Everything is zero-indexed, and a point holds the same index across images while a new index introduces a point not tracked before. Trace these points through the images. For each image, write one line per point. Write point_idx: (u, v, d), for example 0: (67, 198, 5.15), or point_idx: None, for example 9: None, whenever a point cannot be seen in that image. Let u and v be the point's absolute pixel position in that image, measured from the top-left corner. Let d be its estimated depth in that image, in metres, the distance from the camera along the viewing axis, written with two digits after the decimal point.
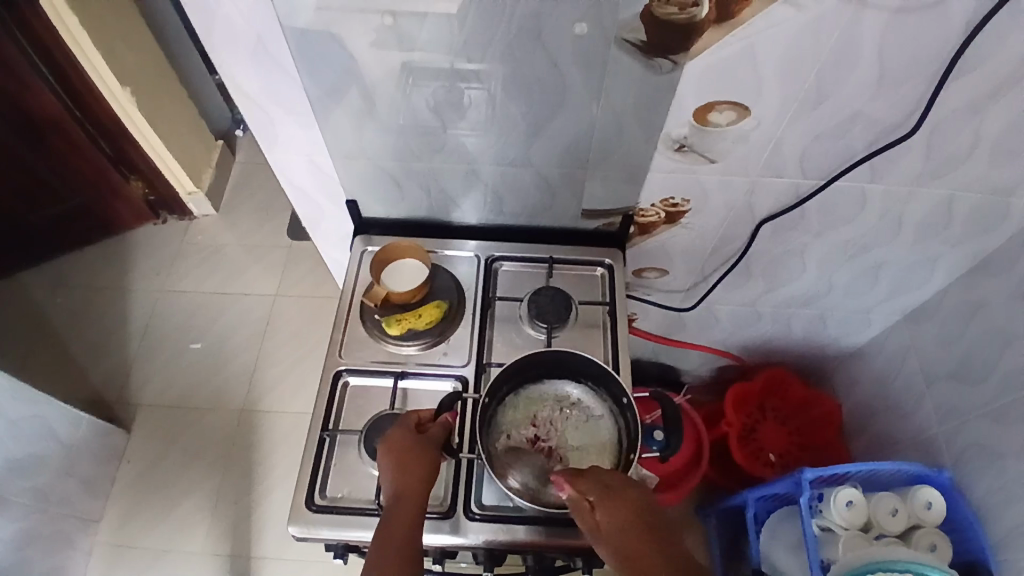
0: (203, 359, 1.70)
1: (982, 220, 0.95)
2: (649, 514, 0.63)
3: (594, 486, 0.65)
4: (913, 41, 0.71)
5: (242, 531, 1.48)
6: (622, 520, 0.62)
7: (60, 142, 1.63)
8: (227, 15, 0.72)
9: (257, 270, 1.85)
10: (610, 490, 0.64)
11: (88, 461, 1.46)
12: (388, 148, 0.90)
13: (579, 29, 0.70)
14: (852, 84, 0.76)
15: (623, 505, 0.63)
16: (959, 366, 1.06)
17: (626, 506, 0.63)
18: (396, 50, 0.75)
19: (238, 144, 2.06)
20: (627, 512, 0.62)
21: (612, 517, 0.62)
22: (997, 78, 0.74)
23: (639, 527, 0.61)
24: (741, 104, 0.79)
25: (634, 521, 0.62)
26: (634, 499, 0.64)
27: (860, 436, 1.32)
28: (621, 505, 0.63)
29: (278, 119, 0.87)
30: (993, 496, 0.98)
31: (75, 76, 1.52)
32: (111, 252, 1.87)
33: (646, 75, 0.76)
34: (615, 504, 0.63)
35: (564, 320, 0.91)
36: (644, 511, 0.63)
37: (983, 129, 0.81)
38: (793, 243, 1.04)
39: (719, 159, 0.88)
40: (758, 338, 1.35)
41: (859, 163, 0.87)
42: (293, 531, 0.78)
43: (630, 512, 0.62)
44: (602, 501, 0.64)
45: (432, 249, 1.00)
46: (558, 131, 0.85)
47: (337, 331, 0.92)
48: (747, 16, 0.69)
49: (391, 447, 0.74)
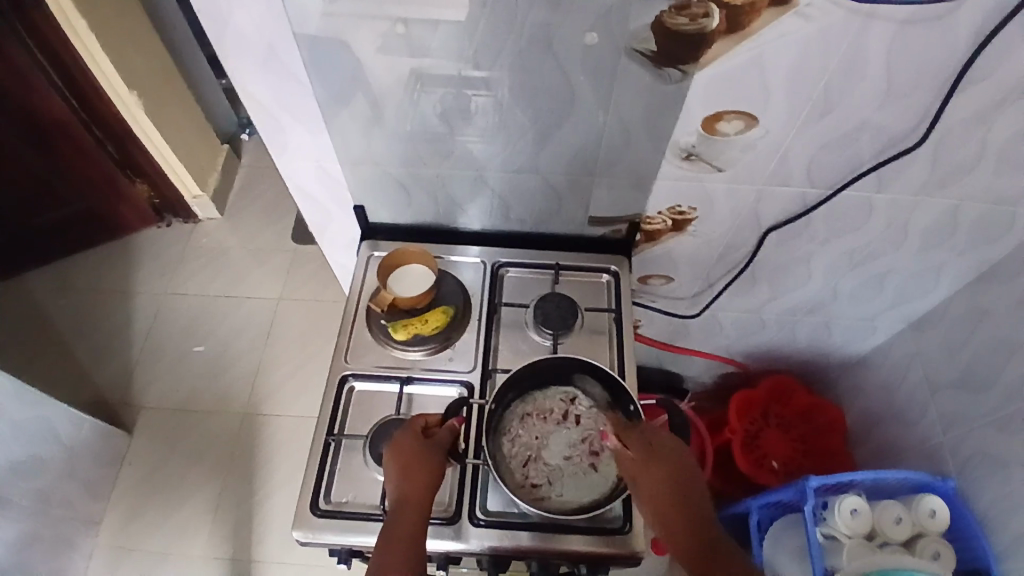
0: (205, 362, 1.70)
1: (988, 230, 0.95)
2: (682, 479, 0.69)
3: (638, 444, 0.72)
4: (922, 54, 0.71)
5: (244, 534, 1.48)
6: (657, 479, 0.68)
7: (65, 143, 1.63)
8: (238, 21, 0.73)
9: (261, 273, 1.85)
10: (652, 451, 0.71)
11: (90, 464, 1.46)
12: (396, 153, 0.90)
13: (589, 38, 0.71)
14: (860, 95, 0.77)
15: (660, 467, 0.69)
16: (963, 376, 1.07)
17: (665, 468, 0.69)
18: (405, 57, 0.75)
19: (244, 147, 2.07)
20: (663, 476, 0.69)
21: (649, 475, 0.69)
22: (1003, 90, 0.75)
23: (671, 489, 0.68)
24: (749, 113, 0.79)
25: (668, 484, 0.68)
26: (671, 461, 0.70)
27: (863, 445, 1.32)
28: (658, 468, 0.69)
29: (286, 124, 0.87)
30: (998, 505, 0.98)
31: (84, 80, 1.52)
32: (115, 254, 1.87)
33: (654, 85, 0.76)
34: (654, 465, 0.69)
35: (570, 326, 0.91)
36: (679, 474, 0.69)
37: (989, 141, 0.81)
38: (798, 252, 1.05)
39: (726, 167, 0.88)
40: (762, 346, 1.35)
41: (865, 173, 0.87)
42: (298, 536, 0.78)
43: (666, 474, 0.69)
44: (644, 459, 0.70)
45: (438, 255, 1.00)
46: (566, 139, 0.85)
47: (343, 336, 0.92)
48: (757, 27, 0.69)
49: (398, 453, 0.74)
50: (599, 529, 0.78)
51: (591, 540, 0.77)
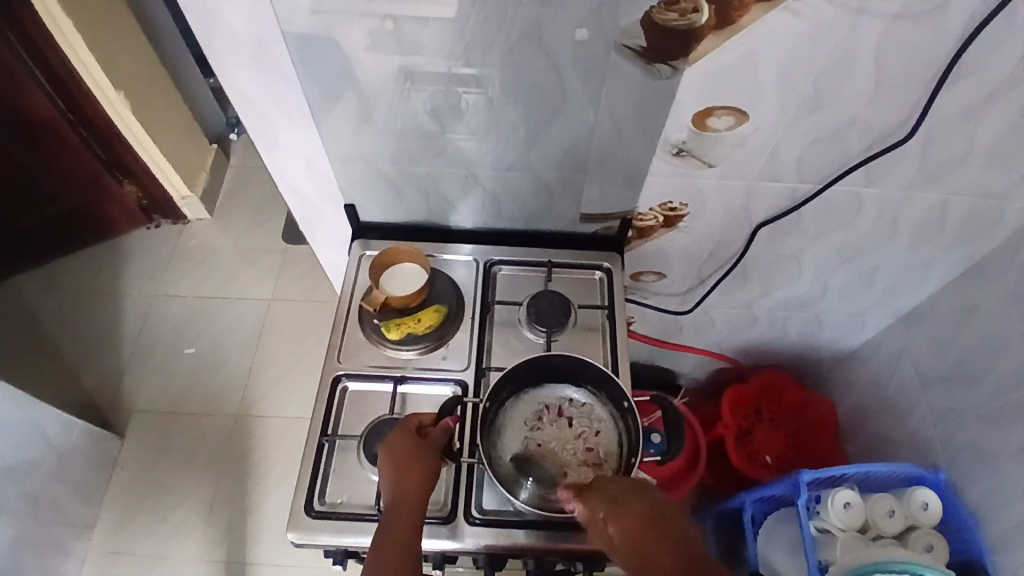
0: (196, 364, 1.69)
1: (976, 224, 0.96)
2: (658, 517, 0.61)
3: (602, 501, 0.65)
4: (910, 49, 0.72)
5: (238, 536, 1.47)
6: (631, 527, 0.61)
7: (52, 143, 1.61)
8: (226, 18, 0.72)
9: (252, 274, 1.84)
10: (618, 501, 0.64)
11: (80, 467, 1.45)
12: (387, 152, 0.90)
13: (580, 34, 0.71)
14: (849, 90, 0.77)
15: (631, 513, 0.62)
16: (952, 369, 1.07)
17: (635, 512, 0.62)
18: (395, 54, 0.75)
19: (233, 148, 2.06)
20: (636, 518, 0.61)
21: (621, 526, 0.61)
22: (990, 85, 0.75)
23: (649, 531, 0.60)
24: (739, 109, 0.80)
25: (643, 525, 0.61)
26: (641, 504, 0.63)
27: (855, 439, 1.33)
28: (629, 513, 0.62)
29: (276, 123, 0.86)
30: (990, 497, 0.99)
31: (71, 81, 1.51)
32: (104, 256, 1.86)
33: (645, 81, 0.76)
34: (623, 514, 0.62)
35: (563, 323, 0.91)
36: (653, 514, 0.62)
37: (977, 136, 0.82)
38: (789, 248, 1.05)
39: (717, 163, 0.88)
40: (754, 341, 1.36)
41: (855, 168, 0.88)
42: (292, 537, 0.77)
43: (638, 517, 0.61)
44: (611, 513, 0.63)
45: (430, 253, 1.00)
46: (556, 136, 0.85)
47: (336, 336, 0.92)
48: (746, 22, 0.69)
49: (392, 452, 0.74)
50: None
51: (587, 537, 0.77)
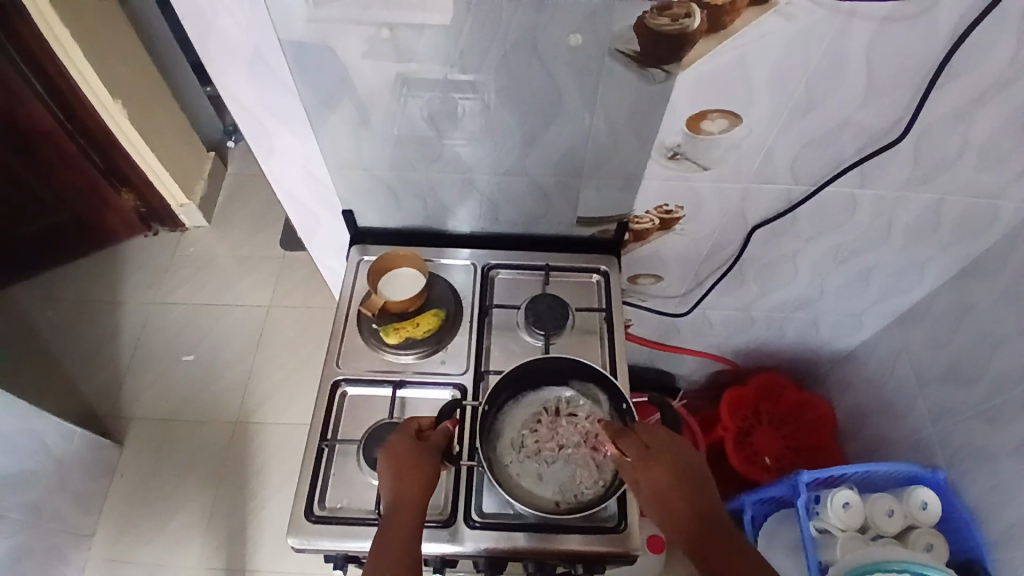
0: (195, 371, 1.69)
1: (971, 223, 0.96)
2: (685, 472, 0.68)
3: (634, 446, 0.71)
4: (901, 51, 0.72)
5: (239, 543, 1.47)
6: (658, 477, 0.67)
7: (50, 153, 1.62)
8: (224, 27, 0.73)
9: (250, 281, 1.84)
10: (649, 450, 0.70)
11: (80, 475, 1.45)
12: (384, 158, 0.90)
13: (574, 40, 0.72)
14: (842, 92, 0.78)
15: (660, 462, 0.68)
16: (949, 369, 1.08)
17: (663, 463, 0.68)
18: (391, 61, 0.76)
19: (230, 155, 2.06)
20: (664, 469, 0.68)
21: (648, 473, 0.68)
22: (982, 85, 0.76)
23: (673, 483, 0.67)
24: (733, 112, 0.80)
25: (669, 479, 0.67)
26: (670, 456, 0.69)
27: (854, 439, 1.33)
28: (657, 462, 0.68)
29: (274, 130, 0.87)
30: (988, 495, 0.99)
31: (68, 90, 1.52)
32: (103, 264, 1.86)
33: (639, 85, 0.77)
34: (652, 461, 0.69)
35: (561, 326, 0.91)
36: (680, 469, 0.68)
37: (970, 136, 0.83)
38: (785, 249, 1.06)
39: (712, 166, 0.89)
40: (752, 343, 1.36)
41: (850, 169, 0.88)
42: (292, 543, 0.77)
43: (665, 468, 0.68)
44: (641, 459, 0.70)
45: (428, 258, 1.00)
46: (552, 140, 0.86)
47: (334, 341, 0.92)
48: (738, 26, 0.70)
49: (392, 455, 0.74)
50: (594, 528, 0.78)
51: (587, 539, 0.77)
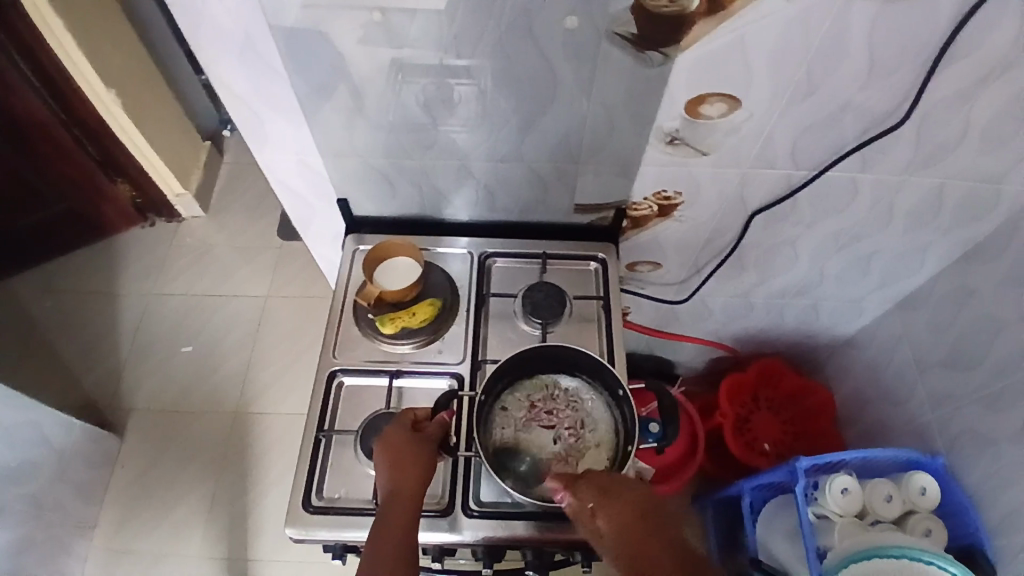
0: (193, 362, 1.69)
1: (972, 208, 0.95)
2: (649, 514, 0.63)
3: (593, 491, 0.66)
4: (903, 32, 0.71)
5: (241, 532, 1.47)
6: (621, 521, 0.62)
7: (44, 143, 1.60)
8: (212, 13, 0.71)
9: (247, 271, 1.83)
10: (608, 494, 0.65)
11: (81, 466, 1.45)
12: (379, 146, 0.89)
13: (569, 22, 0.70)
14: (843, 75, 0.76)
15: (621, 506, 0.63)
16: (950, 354, 1.07)
17: (625, 506, 0.63)
18: (384, 47, 0.75)
19: (226, 144, 2.05)
20: (625, 510, 0.63)
21: (611, 519, 0.63)
22: (983, 68, 0.75)
23: (640, 525, 0.61)
24: (732, 96, 0.79)
25: (634, 521, 0.62)
26: (632, 499, 0.64)
27: (854, 424, 1.33)
28: (619, 506, 0.63)
29: (266, 119, 0.86)
30: (988, 480, 0.99)
31: (61, 79, 1.50)
32: (100, 255, 1.85)
33: (636, 69, 0.75)
34: (613, 507, 0.64)
35: (558, 315, 0.91)
36: (644, 510, 0.63)
37: (972, 118, 0.81)
38: (784, 235, 1.05)
39: (711, 151, 0.88)
40: (752, 329, 1.35)
41: (850, 153, 0.87)
42: (291, 533, 0.77)
43: (628, 510, 0.63)
44: (600, 505, 0.64)
45: (424, 246, 0.99)
46: (549, 126, 0.85)
47: (331, 331, 0.91)
48: (737, 8, 0.68)
49: (387, 447, 0.74)
50: None
51: None
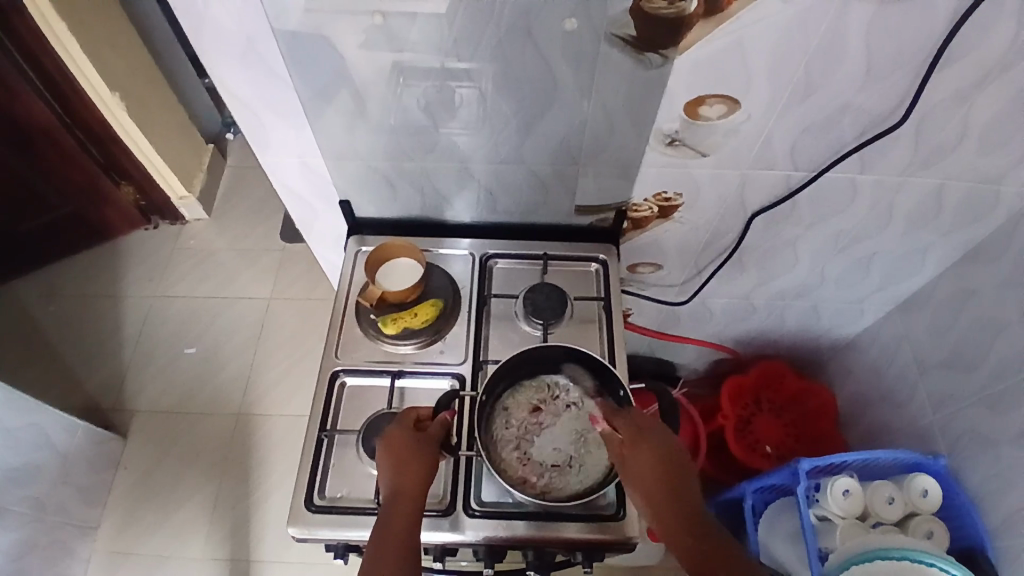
0: (196, 364, 1.69)
1: (972, 209, 0.95)
2: (672, 467, 0.67)
3: (628, 427, 0.71)
4: (900, 34, 0.72)
5: (243, 533, 1.48)
6: (647, 461, 0.68)
7: (49, 147, 1.62)
8: (216, 16, 0.72)
9: (250, 273, 1.84)
10: (643, 433, 0.70)
11: (84, 468, 1.45)
12: (382, 148, 0.90)
13: (569, 25, 0.71)
14: (841, 77, 0.77)
15: (649, 450, 0.68)
16: (951, 356, 1.07)
17: (653, 450, 0.68)
18: (386, 50, 0.75)
19: (229, 148, 2.06)
20: (652, 454, 0.68)
21: (637, 456, 0.68)
22: (982, 69, 0.75)
23: (659, 472, 0.67)
24: (731, 97, 0.79)
25: (655, 465, 0.67)
26: (661, 445, 0.69)
27: (855, 426, 1.33)
28: (647, 449, 0.68)
29: (269, 122, 0.87)
30: (989, 482, 0.99)
31: (64, 82, 1.51)
32: (104, 258, 1.86)
33: (636, 71, 0.76)
34: (643, 446, 0.69)
35: (559, 316, 0.91)
36: (668, 462, 0.68)
37: (970, 119, 0.82)
38: (785, 236, 1.05)
39: (710, 152, 0.88)
40: (753, 331, 1.36)
41: (849, 154, 0.88)
42: (293, 533, 0.77)
43: (654, 456, 0.68)
44: (632, 441, 0.69)
45: (426, 248, 1.00)
46: (550, 128, 0.85)
47: (333, 332, 0.92)
48: (735, 10, 0.69)
49: (389, 447, 0.74)
50: (592, 516, 0.78)
51: (587, 527, 0.77)
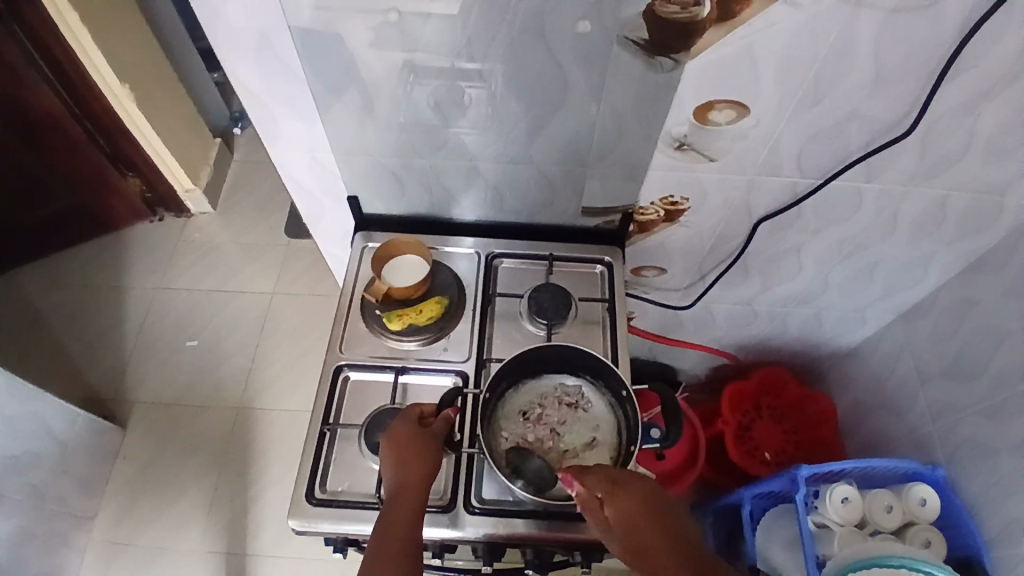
0: (198, 357, 1.70)
1: (977, 219, 0.96)
2: (656, 508, 0.65)
3: (602, 481, 0.67)
4: (908, 43, 0.72)
5: (240, 528, 1.48)
6: (631, 514, 0.64)
7: (57, 138, 1.63)
8: (231, 12, 0.73)
9: (254, 267, 1.84)
10: (617, 485, 0.66)
11: (82, 458, 1.46)
12: (390, 145, 0.90)
13: (582, 27, 0.71)
14: (847, 85, 0.77)
15: (631, 501, 0.65)
16: (951, 366, 1.08)
17: (636, 501, 0.65)
18: (398, 49, 0.76)
19: (236, 142, 2.06)
20: (635, 505, 0.65)
21: (619, 511, 0.65)
22: (990, 80, 0.76)
23: (647, 521, 0.64)
24: (739, 102, 0.80)
25: (640, 513, 0.64)
26: (641, 491, 0.66)
27: (854, 434, 1.34)
28: (630, 499, 0.65)
29: (280, 115, 0.87)
30: (987, 492, 0.99)
31: (75, 73, 1.52)
32: (108, 248, 1.87)
33: (646, 73, 0.76)
34: (623, 498, 0.65)
35: (564, 316, 0.91)
36: (651, 505, 0.65)
37: (976, 130, 0.82)
38: (790, 242, 1.06)
39: (719, 157, 0.89)
40: (754, 337, 1.36)
41: (855, 163, 0.88)
42: (294, 525, 0.78)
43: (637, 505, 0.65)
44: (610, 497, 0.66)
45: (433, 245, 1.00)
46: (558, 129, 0.86)
47: (338, 326, 0.92)
48: (746, 16, 0.70)
49: (393, 442, 0.74)
50: None
51: (585, 527, 0.77)
